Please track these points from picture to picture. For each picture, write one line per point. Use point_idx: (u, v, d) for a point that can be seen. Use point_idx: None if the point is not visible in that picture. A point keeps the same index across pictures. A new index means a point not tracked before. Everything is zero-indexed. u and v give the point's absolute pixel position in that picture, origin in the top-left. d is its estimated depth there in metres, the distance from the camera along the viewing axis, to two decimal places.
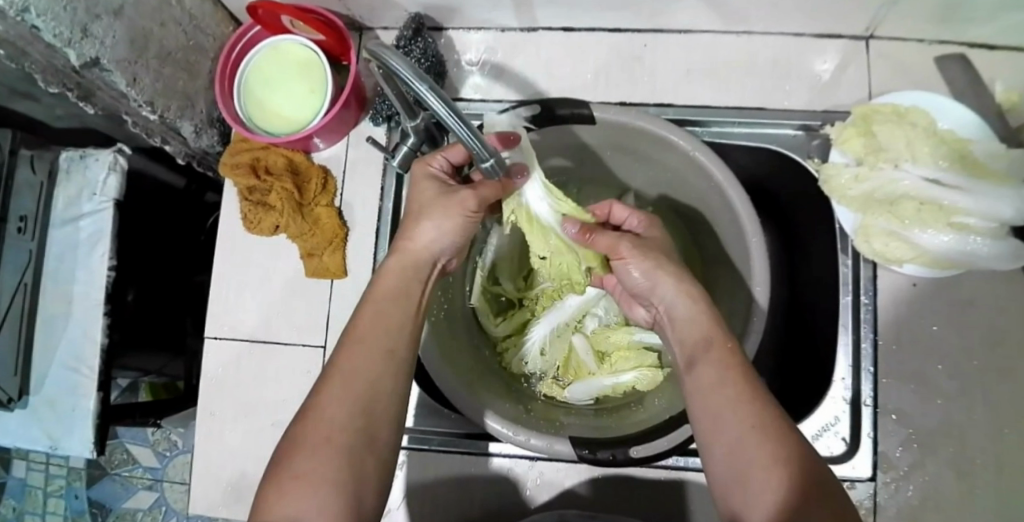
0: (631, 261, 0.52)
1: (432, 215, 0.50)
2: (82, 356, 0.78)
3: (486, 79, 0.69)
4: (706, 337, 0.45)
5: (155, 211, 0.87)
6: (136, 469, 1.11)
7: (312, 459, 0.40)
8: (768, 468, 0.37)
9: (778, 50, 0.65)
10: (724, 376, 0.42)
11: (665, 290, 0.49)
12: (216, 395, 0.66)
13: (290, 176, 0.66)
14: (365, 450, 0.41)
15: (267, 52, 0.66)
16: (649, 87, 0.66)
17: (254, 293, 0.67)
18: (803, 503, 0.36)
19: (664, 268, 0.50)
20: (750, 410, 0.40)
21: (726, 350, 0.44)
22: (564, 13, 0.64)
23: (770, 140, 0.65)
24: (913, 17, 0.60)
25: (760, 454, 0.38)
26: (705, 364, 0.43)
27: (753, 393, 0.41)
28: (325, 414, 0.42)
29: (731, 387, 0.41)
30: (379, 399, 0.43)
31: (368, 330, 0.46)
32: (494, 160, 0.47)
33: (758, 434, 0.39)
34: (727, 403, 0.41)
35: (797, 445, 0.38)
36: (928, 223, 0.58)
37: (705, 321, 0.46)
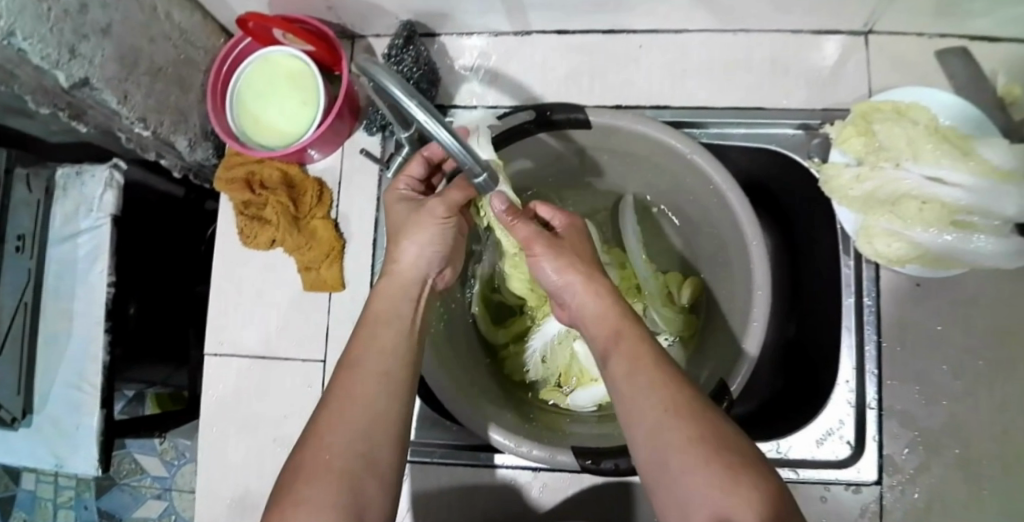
0: (544, 258, 0.50)
1: (410, 233, 0.53)
2: (84, 373, 0.78)
3: (480, 85, 0.68)
4: (616, 331, 0.45)
5: (152, 225, 0.87)
6: (145, 479, 1.12)
7: (311, 486, 0.39)
8: (685, 448, 0.37)
9: (776, 48, 0.63)
10: (635, 365, 0.42)
11: (572, 288, 0.49)
12: (217, 411, 0.66)
13: (284, 189, 0.65)
14: (365, 474, 0.41)
15: (258, 64, 0.65)
16: (645, 89, 0.65)
17: (253, 308, 0.67)
18: (722, 478, 0.35)
19: (578, 267, 0.49)
20: (662, 394, 0.40)
21: (636, 338, 0.44)
22: (557, 16, 0.63)
23: (769, 140, 0.64)
24: (913, 11, 0.59)
25: (674, 436, 0.38)
26: (618, 356, 0.43)
27: (662, 378, 0.41)
28: (323, 441, 0.42)
29: (642, 375, 0.41)
30: (376, 420, 0.43)
31: (363, 356, 0.47)
32: (487, 175, 0.47)
33: (672, 415, 0.38)
34: (642, 390, 0.40)
35: (712, 422, 0.38)
36: (930, 222, 0.57)
37: (617, 314, 0.46)
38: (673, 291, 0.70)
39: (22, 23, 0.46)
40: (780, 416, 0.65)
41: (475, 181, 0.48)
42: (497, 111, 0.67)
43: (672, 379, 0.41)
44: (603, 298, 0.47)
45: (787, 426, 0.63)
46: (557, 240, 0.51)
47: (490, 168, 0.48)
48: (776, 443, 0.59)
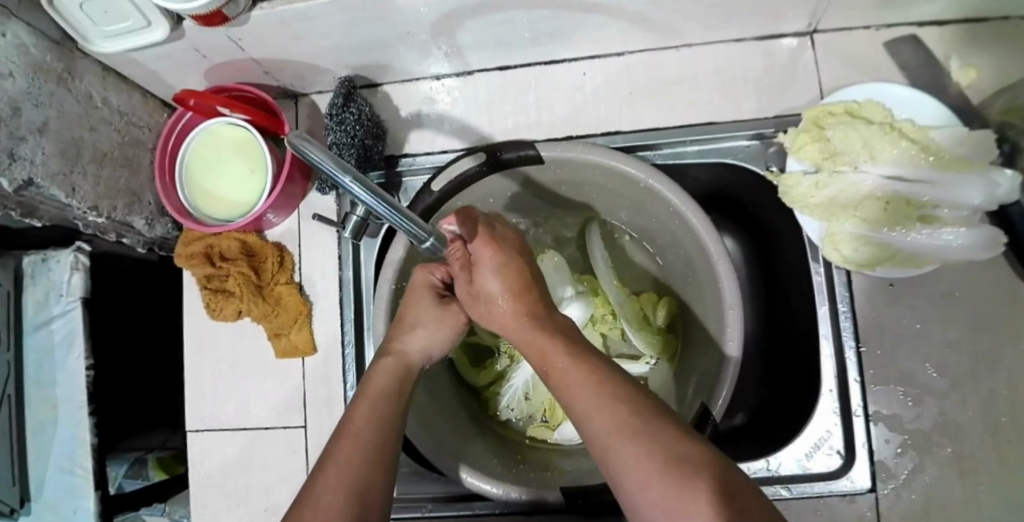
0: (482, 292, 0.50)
1: (424, 321, 0.56)
2: (75, 458, 0.78)
3: (429, 130, 0.67)
4: (546, 358, 0.45)
5: (132, 294, 0.84)
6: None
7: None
8: (635, 463, 0.37)
9: (721, 59, 0.62)
10: (570, 391, 0.42)
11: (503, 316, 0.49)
12: (205, 488, 0.66)
13: (245, 259, 0.65)
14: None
15: (202, 137, 0.65)
16: (593, 116, 0.64)
17: (228, 381, 0.66)
18: (677, 489, 0.35)
19: (512, 301, 0.49)
20: (603, 417, 0.39)
21: (564, 362, 0.44)
22: (495, 54, 0.62)
23: (726, 154, 0.62)
24: (855, 7, 0.57)
25: (627, 454, 0.37)
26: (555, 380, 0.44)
27: (596, 397, 0.40)
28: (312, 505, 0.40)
29: (579, 401, 0.41)
30: (373, 488, 0.42)
31: (355, 424, 0.46)
32: (434, 238, 0.46)
33: (617, 434, 0.38)
34: (584, 413, 0.40)
35: (661, 432, 0.38)
36: (897, 223, 0.56)
37: (541, 339, 0.46)
38: (648, 313, 0.69)
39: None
40: (770, 430, 0.64)
41: (423, 246, 0.46)
42: (447, 156, 0.66)
43: (611, 393, 0.40)
44: (525, 325, 0.48)
45: (776, 441, 0.62)
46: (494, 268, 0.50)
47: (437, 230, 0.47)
48: (766, 460, 0.58)
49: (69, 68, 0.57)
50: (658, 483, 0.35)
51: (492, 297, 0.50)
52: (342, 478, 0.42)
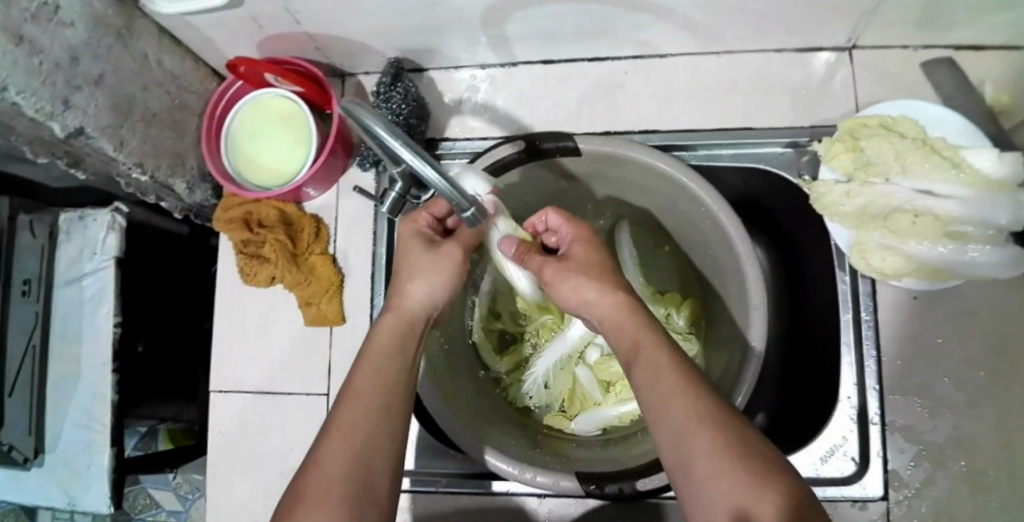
0: (559, 279, 0.52)
1: (424, 272, 0.56)
2: (92, 413, 0.79)
3: (470, 117, 0.69)
4: (633, 341, 0.46)
5: (160, 262, 0.88)
6: (159, 513, 1.16)
7: (312, 517, 0.40)
8: (708, 452, 0.38)
9: (759, 68, 0.64)
10: (655, 374, 0.42)
11: (592, 304, 0.50)
12: (223, 449, 0.67)
13: (282, 227, 0.66)
14: (366, 503, 0.42)
15: (251, 106, 0.67)
16: (631, 114, 0.66)
17: (256, 347, 0.68)
18: (749, 484, 0.36)
19: (595, 279, 0.50)
20: (682, 404, 0.40)
21: (652, 345, 0.45)
22: (541, 46, 0.64)
23: (757, 160, 0.64)
24: (893, 25, 0.59)
25: (700, 443, 0.39)
26: (637, 362, 0.44)
27: (674, 385, 0.42)
28: (326, 468, 0.42)
29: (662, 383, 0.42)
30: (377, 450, 0.44)
31: (362, 385, 0.48)
32: (475, 209, 0.46)
33: (693, 423, 0.40)
34: (667, 398, 0.41)
35: (733, 430, 0.39)
36: (925, 235, 0.57)
37: (627, 323, 0.47)
38: (672, 314, 0.70)
39: (13, 78, 0.48)
40: (789, 435, 0.65)
41: (465, 216, 0.46)
42: (486, 142, 0.68)
43: (692, 388, 0.41)
44: (617, 300, 0.48)
45: (791, 445, 0.63)
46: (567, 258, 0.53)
47: (478, 202, 0.47)
48: None
49: (128, 26, 0.59)
50: (730, 479, 0.37)
51: (578, 284, 0.50)
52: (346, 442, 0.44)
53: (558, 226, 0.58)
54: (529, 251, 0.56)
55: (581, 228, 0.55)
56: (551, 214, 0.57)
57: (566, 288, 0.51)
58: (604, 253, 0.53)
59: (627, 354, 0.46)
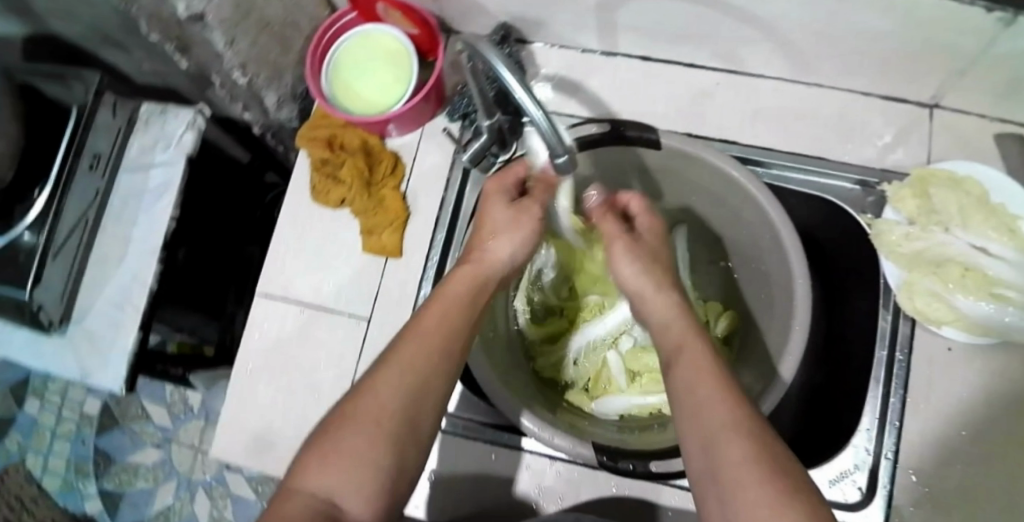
0: (624, 259, 0.55)
1: (504, 227, 0.57)
2: (128, 295, 0.81)
3: (560, 93, 0.72)
4: (680, 341, 0.45)
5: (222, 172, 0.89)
6: (148, 426, 1.17)
7: (355, 438, 0.39)
8: (740, 461, 0.34)
9: (844, 107, 0.67)
10: (698, 378, 0.40)
11: (647, 300, 0.52)
12: (256, 351, 0.69)
13: (362, 155, 0.69)
14: (409, 442, 0.41)
15: (358, 38, 0.69)
16: (714, 123, 0.69)
17: (309, 263, 0.70)
18: (776, 499, 0.32)
19: (657, 275, 0.53)
20: (720, 410, 0.38)
21: (697, 354, 0.43)
22: (645, 41, 0.67)
23: (826, 191, 0.67)
24: (979, 93, 0.62)
25: (732, 450, 0.35)
26: (681, 365, 0.43)
27: (714, 391, 0.39)
28: (379, 394, 0.41)
29: (703, 387, 0.40)
30: (431, 391, 0.43)
31: (426, 325, 0.46)
32: (567, 156, 0.49)
33: (727, 429, 0.36)
34: (706, 402, 0.39)
35: (773, 449, 0.35)
36: (970, 290, 0.60)
37: (679, 330, 0.47)
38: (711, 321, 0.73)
39: None
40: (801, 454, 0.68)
41: (556, 161, 0.49)
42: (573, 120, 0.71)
43: (737, 400, 0.38)
44: (671, 297, 0.50)
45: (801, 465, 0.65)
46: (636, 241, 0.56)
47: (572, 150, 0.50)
48: None
49: None
50: (756, 490, 0.32)
51: (636, 272, 0.53)
52: (404, 377, 0.42)
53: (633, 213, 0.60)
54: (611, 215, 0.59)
55: (657, 224, 0.59)
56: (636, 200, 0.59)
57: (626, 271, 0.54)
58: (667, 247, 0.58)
59: (674, 360, 0.44)
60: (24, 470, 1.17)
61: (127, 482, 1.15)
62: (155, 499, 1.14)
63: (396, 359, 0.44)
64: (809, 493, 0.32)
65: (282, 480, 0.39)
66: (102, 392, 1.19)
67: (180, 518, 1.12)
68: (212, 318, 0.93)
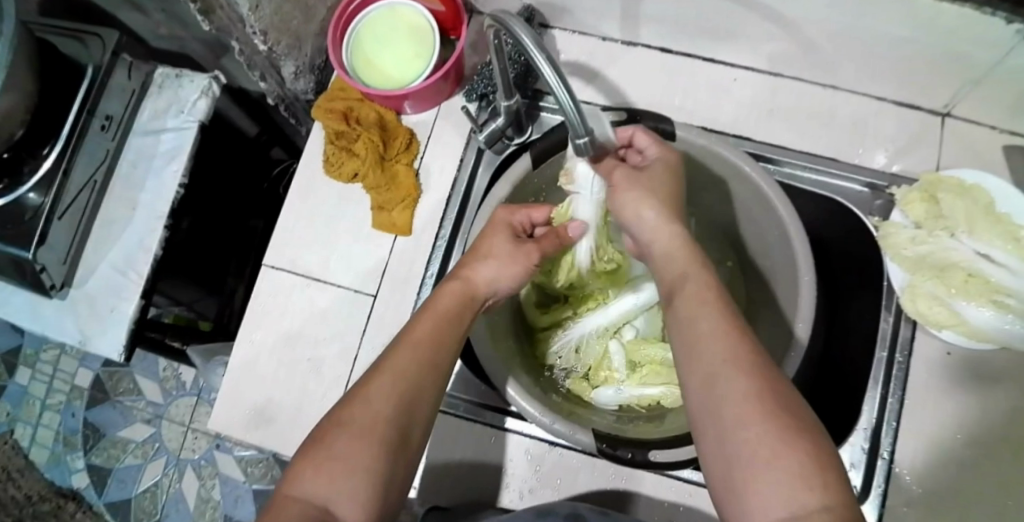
0: (625, 193, 0.54)
1: (500, 258, 0.56)
2: (132, 260, 0.80)
3: (579, 81, 0.72)
4: (684, 274, 0.46)
5: (229, 144, 0.88)
6: (139, 401, 1.15)
7: (348, 448, 0.39)
8: (740, 397, 0.35)
9: (858, 110, 0.68)
10: (699, 313, 0.42)
11: (653, 226, 0.51)
12: (261, 322, 0.69)
13: (378, 130, 0.69)
14: (399, 452, 0.41)
15: (383, 12, 0.70)
16: (729, 119, 0.69)
17: (319, 237, 0.70)
18: (778, 439, 0.33)
19: (664, 211, 0.52)
20: (721, 346, 0.39)
21: (699, 292, 0.44)
22: (666, 34, 0.68)
23: (836, 192, 0.67)
24: (992, 103, 0.63)
25: (732, 387, 0.36)
26: (683, 302, 0.44)
27: (715, 328, 0.40)
28: (371, 404, 0.41)
29: (704, 323, 0.41)
30: (422, 399, 0.44)
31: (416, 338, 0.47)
32: (588, 138, 0.48)
33: (728, 364, 0.37)
34: (707, 338, 0.40)
35: (774, 384, 0.36)
36: (972, 296, 0.61)
37: (686, 260, 0.48)
38: None
39: None
40: None
41: (576, 142, 0.49)
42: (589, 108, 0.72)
43: (737, 336, 0.39)
44: (677, 231, 0.50)
45: None
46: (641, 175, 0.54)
47: (592, 133, 0.50)
48: None
49: None
50: (758, 428, 0.34)
51: (643, 211, 0.52)
52: (395, 386, 0.43)
53: (643, 148, 0.58)
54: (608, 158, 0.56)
55: (669, 153, 0.56)
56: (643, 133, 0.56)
57: (627, 196, 0.53)
58: (677, 181, 0.55)
59: (678, 296, 0.45)
60: (12, 440, 1.16)
61: (115, 457, 1.13)
62: (143, 476, 1.12)
63: (387, 369, 0.44)
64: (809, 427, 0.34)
65: (276, 487, 0.39)
66: (95, 364, 1.18)
67: (167, 495, 1.11)
68: (210, 292, 0.91)
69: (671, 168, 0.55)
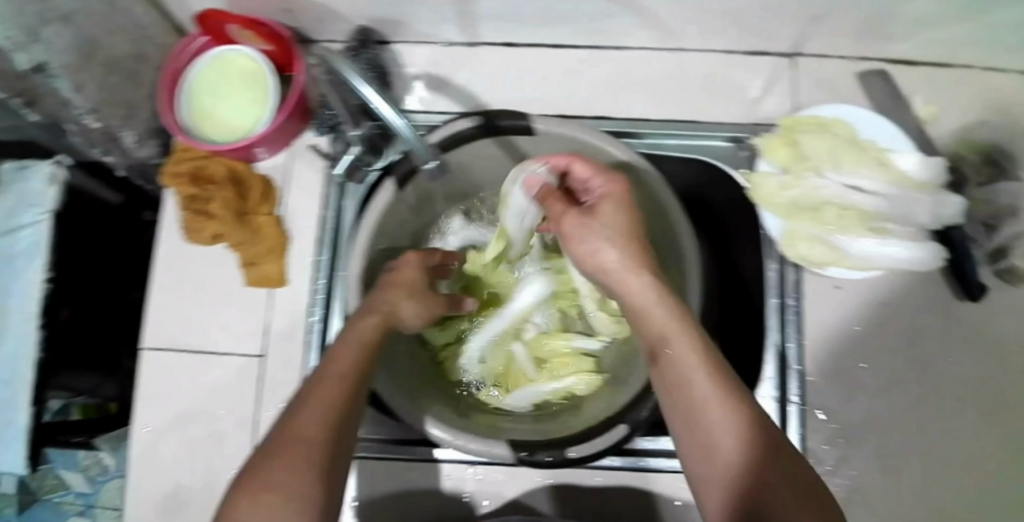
0: (592, 236, 0.45)
1: (415, 296, 0.53)
2: (13, 372, 0.75)
3: (430, 91, 0.70)
4: (655, 318, 0.39)
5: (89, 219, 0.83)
6: (68, 495, 1.07)
7: (279, 475, 0.34)
8: (749, 465, 0.32)
9: (708, 69, 0.67)
10: (675, 356, 0.37)
11: (611, 267, 0.44)
12: (150, 406, 0.66)
13: (231, 185, 0.65)
14: (332, 481, 0.36)
15: (212, 62, 0.65)
16: (585, 100, 0.68)
17: (194, 304, 0.67)
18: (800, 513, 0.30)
19: (621, 241, 0.44)
20: (716, 405, 0.34)
21: (670, 324, 0.38)
22: (505, 28, 0.66)
23: (701, 151, 0.67)
24: (835, 36, 0.63)
25: (736, 452, 0.33)
26: (659, 343, 0.38)
27: (705, 373, 0.35)
28: (297, 434, 0.37)
29: (689, 371, 0.36)
30: (348, 426, 0.40)
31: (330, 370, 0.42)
32: (424, 152, 0.52)
33: (727, 419, 0.33)
34: (695, 391, 0.35)
35: (774, 448, 0.33)
36: (850, 228, 0.61)
37: (637, 298, 0.42)
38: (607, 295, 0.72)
39: None
40: None
41: (415, 156, 0.52)
42: (444, 117, 0.69)
43: (730, 384, 0.35)
44: (639, 273, 0.42)
45: None
46: (597, 207, 0.47)
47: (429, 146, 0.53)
48: None
49: None
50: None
51: (602, 259, 0.45)
52: (328, 410, 0.39)
53: (586, 177, 0.51)
54: (552, 195, 0.52)
55: (615, 181, 0.49)
56: (579, 163, 0.50)
57: (585, 244, 0.46)
58: (633, 209, 0.47)
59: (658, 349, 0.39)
60: None
61: None
62: None
63: (317, 395, 0.39)
64: (823, 501, 0.31)
65: None
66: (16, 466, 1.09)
67: None
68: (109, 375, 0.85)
69: (622, 195, 0.48)
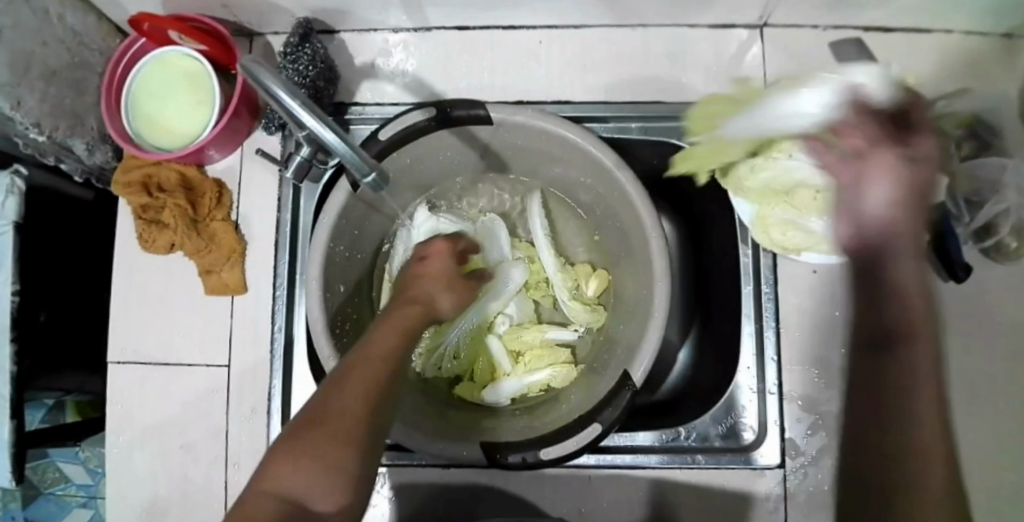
0: (880, 188, 0.37)
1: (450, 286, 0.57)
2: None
3: (382, 82, 0.67)
4: (904, 292, 0.35)
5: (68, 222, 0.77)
6: (69, 487, 1.04)
7: (324, 446, 0.35)
8: (942, 483, 0.31)
9: (672, 44, 0.64)
10: (918, 350, 0.34)
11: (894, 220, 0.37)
12: (120, 422, 0.65)
13: (183, 192, 0.63)
14: (369, 454, 0.38)
15: (154, 65, 0.63)
16: (544, 85, 0.65)
17: (156, 316, 0.65)
18: None
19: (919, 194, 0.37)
20: (936, 407, 0.32)
21: (917, 303, 0.35)
22: (456, 12, 0.62)
23: (667, 134, 0.64)
24: (804, 5, 0.59)
25: (934, 472, 0.31)
26: (898, 308, 0.35)
27: (933, 362, 0.34)
28: (345, 404, 0.38)
29: (922, 366, 0.33)
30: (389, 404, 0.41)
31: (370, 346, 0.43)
32: (375, 176, 0.47)
33: (936, 425, 0.32)
34: (913, 372, 0.33)
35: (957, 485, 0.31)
36: (825, 212, 0.57)
37: (891, 252, 0.37)
38: (581, 284, 0.70)
39: None
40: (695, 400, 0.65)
41: (364, 181, 0.47)
42: (397, 109, 0.66)
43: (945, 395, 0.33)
44: (907, 232, 0.36)
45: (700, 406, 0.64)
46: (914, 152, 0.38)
47: (381, 170, 0.48)
48: (682, 431, 0.61)
49: None
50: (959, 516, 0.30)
51: (887, 213, 0.37)
52: (367, 385, 0.39)
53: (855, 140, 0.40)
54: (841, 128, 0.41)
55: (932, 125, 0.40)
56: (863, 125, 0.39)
57: (879, 184, 0.37)
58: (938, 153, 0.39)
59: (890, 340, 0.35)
60: None
61: None
62: None
63: (356, 373, 0.40)
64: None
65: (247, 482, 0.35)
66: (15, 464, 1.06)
67: None
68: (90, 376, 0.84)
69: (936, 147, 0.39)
